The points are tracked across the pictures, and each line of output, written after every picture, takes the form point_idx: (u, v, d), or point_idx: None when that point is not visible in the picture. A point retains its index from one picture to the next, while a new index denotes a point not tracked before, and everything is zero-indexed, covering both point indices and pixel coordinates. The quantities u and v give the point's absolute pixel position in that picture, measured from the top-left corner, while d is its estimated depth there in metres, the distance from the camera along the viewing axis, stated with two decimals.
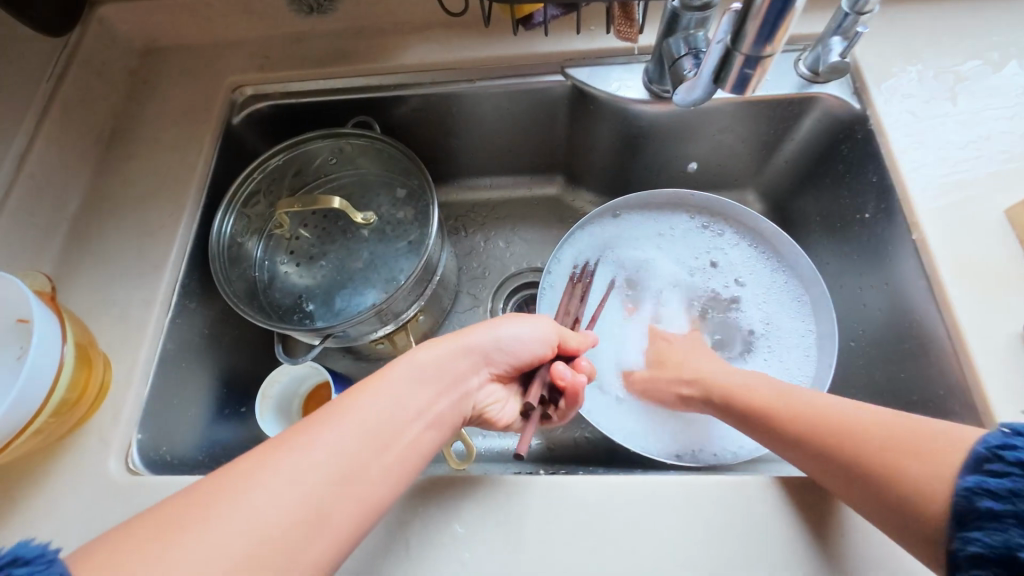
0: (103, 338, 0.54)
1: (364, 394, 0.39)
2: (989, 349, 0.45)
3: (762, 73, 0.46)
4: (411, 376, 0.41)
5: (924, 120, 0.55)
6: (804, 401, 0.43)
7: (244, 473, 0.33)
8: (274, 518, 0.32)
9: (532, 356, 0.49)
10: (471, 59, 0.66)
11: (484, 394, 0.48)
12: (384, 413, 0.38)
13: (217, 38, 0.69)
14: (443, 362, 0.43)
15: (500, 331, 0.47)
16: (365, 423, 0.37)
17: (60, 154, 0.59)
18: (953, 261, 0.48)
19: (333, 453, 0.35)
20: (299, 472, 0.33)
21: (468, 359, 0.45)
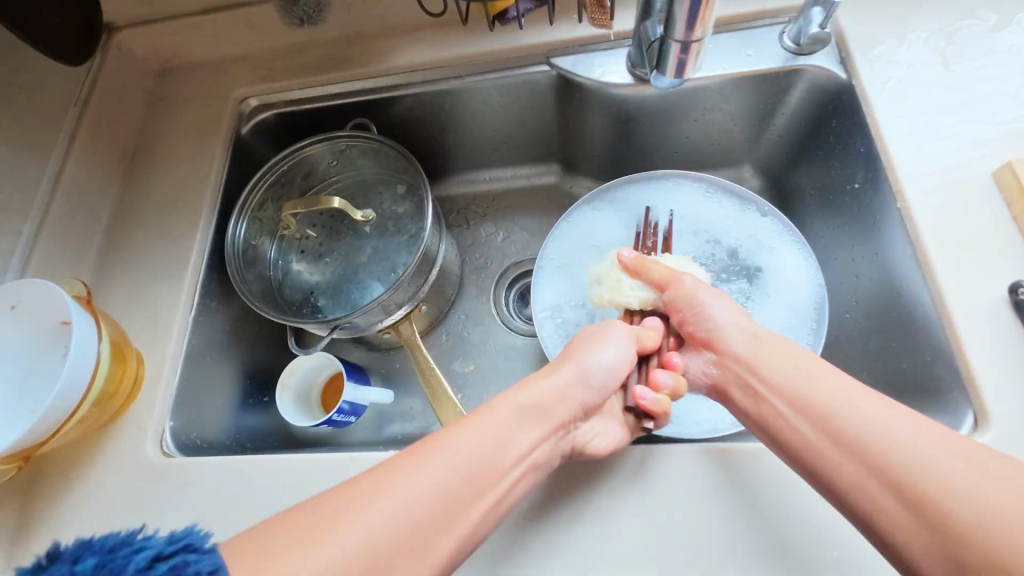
0: (136, 338, 0.60)
1: (470, 423, 0.43)
2: (972, 315, 0.45)
3: (698, 51, 0.49)
4: (567, 384, 0.48)
5: (912, 86, 0.54)
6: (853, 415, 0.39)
7: (438, 436, 0.42)
8: (449, 484, 0.39)
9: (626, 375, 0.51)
10: (459, 56, 0.68)
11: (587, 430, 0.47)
12: (544, 394, 0.46)
13: (223, 54, 0.73)
14: (547, 396, 0.46)
15: (593, 358, 0.49)
16: (524, 407, 0.45)
17: (92, 174, 0.65)
18: (938, 227, 0.48)
19: (453, 469, 0.39)
20: (470, 447, 0.41)
21: (615, 363, 0.50)
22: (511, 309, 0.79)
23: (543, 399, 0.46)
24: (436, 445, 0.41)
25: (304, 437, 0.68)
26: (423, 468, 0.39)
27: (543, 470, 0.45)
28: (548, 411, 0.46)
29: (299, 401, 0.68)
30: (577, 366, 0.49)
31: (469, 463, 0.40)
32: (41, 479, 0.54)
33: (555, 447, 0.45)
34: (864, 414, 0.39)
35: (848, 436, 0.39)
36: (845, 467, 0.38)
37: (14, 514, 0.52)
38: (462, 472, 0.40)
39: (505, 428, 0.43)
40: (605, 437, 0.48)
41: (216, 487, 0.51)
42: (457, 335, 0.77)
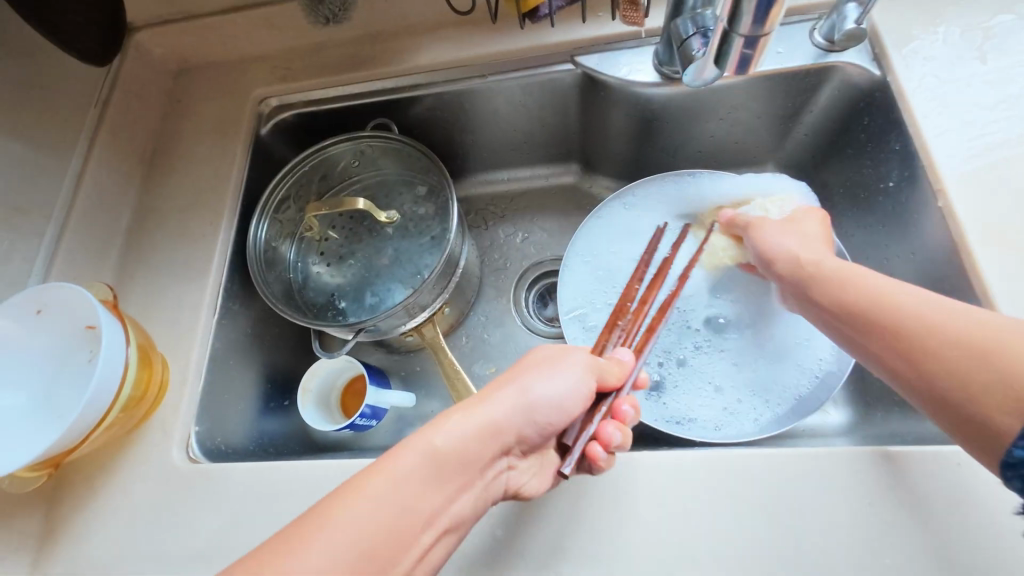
0: (158, 342, 0.59)
1: (385, 472, 0.36)
2: (1020, 316, 0.44)
3: (762, 46, 0.46)
4: (498, 420, 0.41)
5: (950, 82, 0.53)
6: (873, 290, 0.42)
7: (341, 491, 0.35)
8: (359, 555, 0.33)
9: (577, 410, 0.44)
10: (482, 55, 0.67)
11: (516, 473, 0.43)
12: (471, 434, 0.40)
13: (241, 54, 0.72)
14: (473, 436, 0.40)
15: (534, 392, 0.42)
16: (442, 454, 0.38)
17: (112, 176, 0.65)
18: (980, 226, 0.47)
19: (364, 532, 0.34)
20: (379, 508, 0.35)
21: (563, 393, 0.43)
22: (532, 311, 0.78)
23: (463, 444, 0.39)
24: (349, 496, 0.35)
25: (326, 441, 0.67)
26: (331, 530, 0.33)
27: (468, 521, 0.39)
28: (480, 455, 0.40)
29: (321, 405, 0.67)
30: (518, 393, 0.42)
31: (386, 521, 0.34)
32: (65, 484, 0.53)
33: (484, 493, 0.40)
34: (863, 284, 0.43)
35: (884, 311, 0.40)
36: (853, 327, 0.43)
37: (38, 521, 0.51)
38: (380, 533, 0.34)
39: (418, 481, 0.37)
40: (536, 481, 0.44)
41: (244, 493, 0.50)
42: (478, 337, 0.76)
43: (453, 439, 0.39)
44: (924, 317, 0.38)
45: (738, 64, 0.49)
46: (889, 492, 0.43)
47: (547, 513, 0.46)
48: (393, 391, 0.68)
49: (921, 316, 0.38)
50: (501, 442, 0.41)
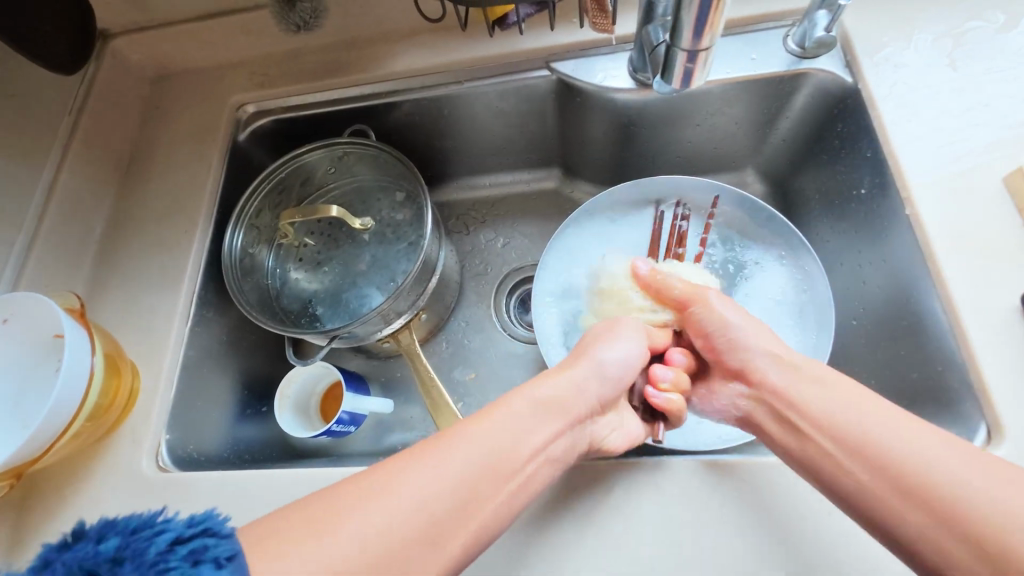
0: (131, 349, 0.59)
1: (483, 418, 0.43)
2: (985, 324, 0.43)
3: (705, 60, 0.46)
4: (582, 378, 0.49)
5: (919, 89, 0.53)
6: (880, 439, 0.40)
7: (451, 432, 0.41)
8: (464, 480, 0.38)
9: (635, 372, 0.53)
10: (458, 61, 0.67)
11: (597, 426, 0.49)
12: (558, 389, 0.47)
13: (219, 60, 0.72)
14: (558, 392, 0.47)
15: (600, 355, 0.51)
16: (541, 401, 0.46)
17: (86, 183, 0.64)
18: (947, 234, 0.47)
19: (464, 465, 0.39)
20: (483, 442, 0.41)
21: (629, 359, 0.52)
22: (512, 316, 0.78)
23: (557, 395, 0.46)
24: (442, 441, 0.40)
25: (303, 448, 0.67)
26: (437, 460, 0.39)
27: (551, 473, 0.44)
28: (565, 404, 0.46)
29: (297, 412, 0.67)
30: (590, 361, 0.50)
31: (483, 456, 0.40)
32: (35, 493, 0.53)
33: (570, 447, 0.45)
34: (870, 423, 0.41)
35: (873, 447, 0.40)
36: (846, 452, 0.41)
37: (7, 531, 0.51)
38: (481, 462, 0.40)
39: (520, 423, 0.43)
40: (617, 435, 0.50)
41: (212, 503, 0.50)
42: (458, 343, 0.76)
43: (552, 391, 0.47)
44: (929, 460, 0.37)
45: (684, 79, 0.48)
46: None
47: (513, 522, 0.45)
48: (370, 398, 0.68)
49: (927, 465, 0.37)
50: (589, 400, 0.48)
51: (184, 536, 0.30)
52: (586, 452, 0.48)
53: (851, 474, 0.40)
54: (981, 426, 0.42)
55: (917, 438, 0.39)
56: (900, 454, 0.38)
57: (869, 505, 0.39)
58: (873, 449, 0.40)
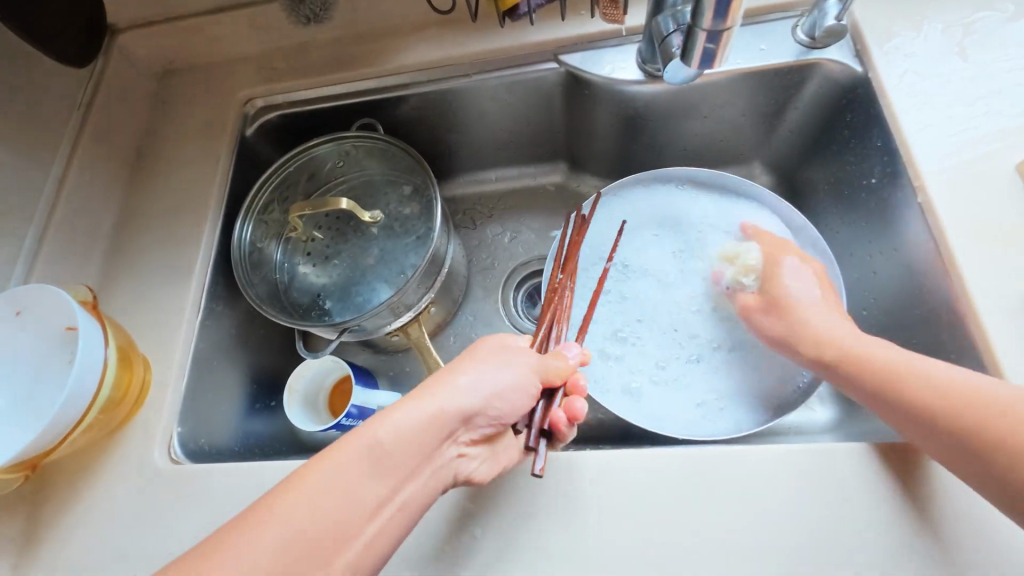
0: (141, 343, 0.59)
1: (322, 469, 0.36)
2: (999, 311, 0.43)
3: (725, 41, 0.47)
4: (440, 410, 0.40)
5: (930, 79, 0.53)
6: (909, 372, 0.42)
7: (284, 489, 0.35)
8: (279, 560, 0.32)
9: (519, 405, 0.43)
10: (467, 54, 0.67)
11: (464, 459, 0.42)
12: (410, 430, 0.38)
13: (226, 55, 0.72)
14: (406, 436, 0.38)
15: (471, 379, 0.42)
16: (385, 445, 0.38)
17: (94, 178, 0.64)
18: (959, 221, 0.47)
19: (293, 533, 0.33)
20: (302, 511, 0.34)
21: (506, 383, 0.43)
22: (519, 310, 0.78)
23: (404, 439, 0.38)
24: (278, 500, 0.34)
25: (312, 441, 0.67)
26: (267, 531, 0.33)
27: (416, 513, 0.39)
28: (414, 451, 0.38)
29: (306, 406, 0.67)
30: (461, 387, 0.41)
31: (319, 519, 0.34)
32: (46, 486, 0.53)
33: (422, 492, 0.39)
34: (876, 353, 0.45)
35: (885, 373, 0.43)
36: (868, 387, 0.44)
37: (20, 524, 0.51)
38: (314, 529, 0.34)
39: (361, 478, 0.36)
40: (485, 466, 0.44)
41: (225, 494, 0.50)
42: (466, 337, 0.76)
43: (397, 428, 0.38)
44: (951, 390, 0.40)
45: (702, 60, 0.49)
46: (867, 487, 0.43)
47: (527, 511, 0.46)
48: (380, 391, 0.68)
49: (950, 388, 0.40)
50: (447, 429, 0.40)
51: None
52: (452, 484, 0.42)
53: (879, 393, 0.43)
54: None
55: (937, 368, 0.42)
56: (937, 385, 0.41)
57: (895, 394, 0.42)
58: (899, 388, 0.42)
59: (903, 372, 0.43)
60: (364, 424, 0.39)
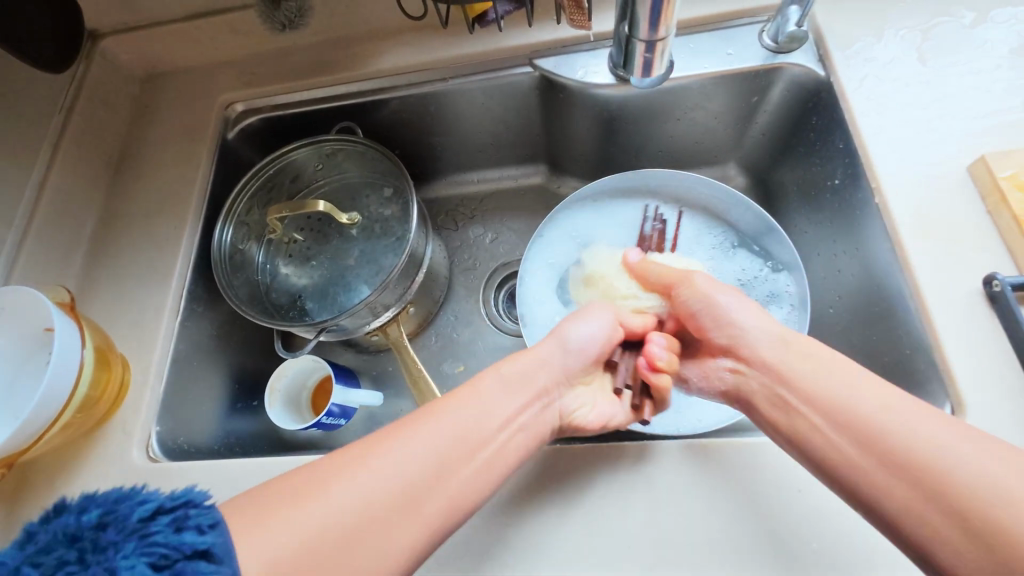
0: (121, 343, 0.60)
1: (456, 400, 0.45)
2: (950, 307, 0.44)
3: (661, 52, 0.53)
4: (541, 365, 0.50)
5: (889, 83, 0.55)
6: (891, 428, 0.38)
7: (403, 428, 0.42)
8: (400, 479, 0.38)
9: (608, 348, 0.55)
10: (443, 58, 0.68)
11: (568, 399, 0.51)
12: (524, 367, 0.49)
13: (207, 59, 0.73)
14: (523, 371, 0.49)
15: (576, 327, 0.53)
16: (507, 378, 0.48)
17: (76, 181, 0.65)
18: (913, 220, 0.48)
19: (429, 447, 0.41)
20: (424, 440, 0.41)
21: (592, 342, 0.53)
22: (499, 309, 0.79)
23: (521, 370, 0.49)
24: (416, 425, 0.42)
25: (293, 440, 0.68)
26: (405, 444, 0.40)
27: (525, 447, 0.46)
28: (528, 380, 0.49)
29: (287, 405, 0.68)
30: (560, 336, 0.52)
31: (450, 437, 0.42)
32: (27, 484, 0.54)
33: (532, 426, 0.47)
34: (855, 400, 0.40)
35: (874, 433, 0.38)
36: (851, 439, 0.39)
37: (0, 521, 0.52)
38: (448, 442, 0.41)
39: (487, 403, 0.45)
40: (592, 415, 0.52)
41: (200, 490, 0.51)
42: (446, 336, 0.77)
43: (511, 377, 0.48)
44: (941, 466, 0.35)
45: (643, 68, 0.55)
46: (824, 479, 0.44)
47: (494, 505, 0.47)
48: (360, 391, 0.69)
49: (951, 460, 0.35)
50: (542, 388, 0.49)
51: (164, 509, 0.32)
52: (560, 426, 0.51)
53: (848, 437, 0.39)
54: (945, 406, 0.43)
55: (919, 427, 0.37)
56: (935, 456, 0.36)
57: (885, 461, 0.37)
58: (887, 448, 0.37)
59: (884, 431, 0.38)
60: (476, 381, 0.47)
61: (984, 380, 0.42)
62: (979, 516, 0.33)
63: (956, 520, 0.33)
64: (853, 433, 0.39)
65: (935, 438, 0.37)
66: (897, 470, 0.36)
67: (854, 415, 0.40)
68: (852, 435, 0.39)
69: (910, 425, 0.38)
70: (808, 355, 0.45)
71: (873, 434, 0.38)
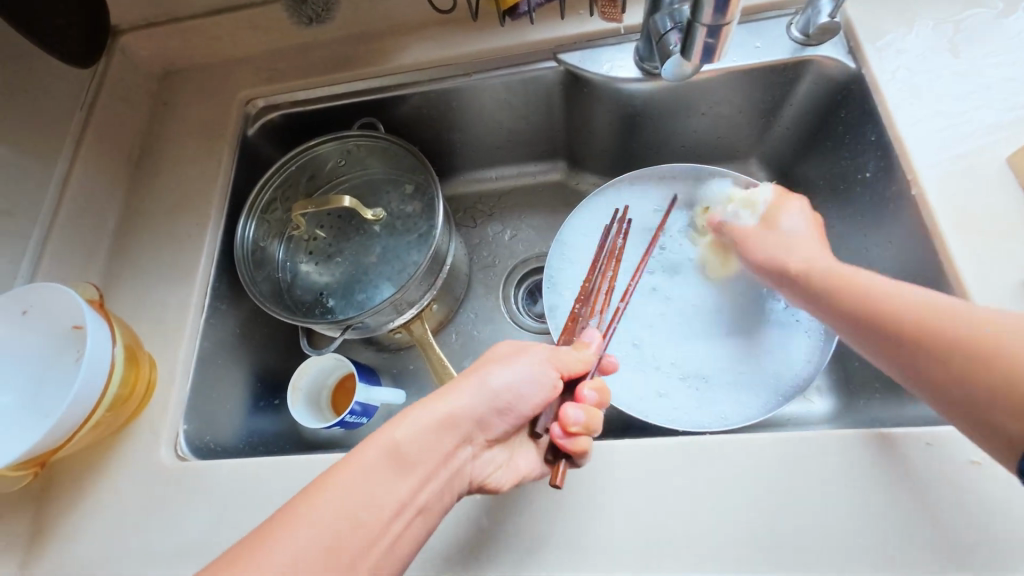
0: (145, 342, 0.59)
1: (350, 469, 0.37)
2: (993, 300, 0.44)
3: (725, 34, 0.48)
4: (455, 411, 0.42)
5: (922, 75, 0.54)
6: (867, 291, 0.45)
7: (323, 478, 0.37)
8: (327, 541, 0.34)
9: (539, 401, 0.44)
10: (466, 54, 0.68)
11: (480, 461, 0.43)
12: (422, 431, 0.40)
13: (227, 55, 0.73)
14: (420, 438, 0.40)
15: (493, 373, 0.43)
16: (399, 447, 0.39)
17: (96, 178, 0.65)
18: (953, 211, 0.47)
19: (324, 530, 0.34)
20: (351, 488, 0.36)
21: (519, 386, 0.43)
22: (521, 307, 0.79)
23: (417, 438, 0.40)
24: (312, 498, 0.35)
25: (316, 438, 0.67)
26: (296, 528, 0.34)
27: (433, 516, 0.40)
28: (427, 449, 0.40)
29: (309, 404, 0.67)
30: (478, 382, 0.43)
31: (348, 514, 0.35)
32: (53, 484, 0.53)
33: (441, 493, 0.40)
34: (869, 284, 0.45)
35: (885, 311, 0.43)
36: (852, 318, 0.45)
37: (26, 522, 0.52)
38: (348, 522, 0.35)
39: (382, 475, 0.37)
40: (505, 472, 0.45)
41: (230, 490, 0.51)
42: (468, 334, 0.77)
43: (408, 433, 0.40)
44: (915, 310, 0.41)
45: (702, 55, 0.51)
46: None
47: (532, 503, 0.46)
48: (383, 389, 0.68)
49: (926, 319, 0.40)
50: (463, 431, 0.42)
51: None
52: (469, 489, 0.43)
53: (852, 317, 0.45)
54: None
55: (920, 294, 0.42)
56: (909, 312, 0.41)
57: (870, 310, 0.44)
58: (883, 314, 0.43)
59: (886, 296, 0.44)
60: (377, 432, 0.40)
61: None
62: (972, 356, 0.37)
63: (922, 368, 0.40)
64: (852, 307, 0.45)
65: (925, 296, 0.42)
66: (888, 333, 0.42)
67: (846, 287, 0.46)
68: (837, 298, 0.47)
69: (910, 292, 0.43)
70: (859, 278, 0.46)
71: (873, 305, 0.44)
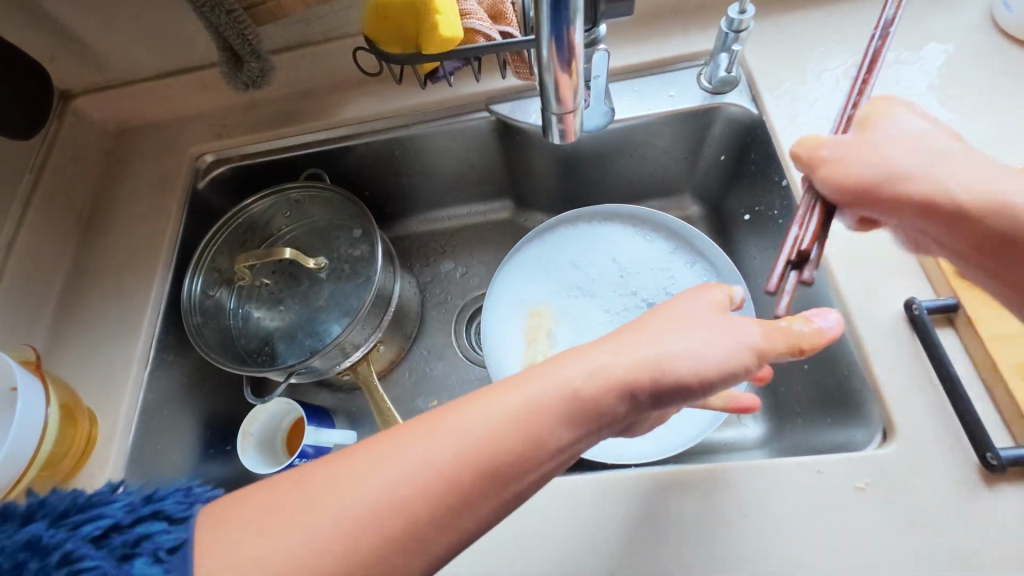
0: (89, 396, 0.60)
1: (424, 427, 0.33)
2: (878, 330, 0.47)
3: (579, 115, 0.47)
4: (638, 373, 0.33)
5: (815, 120, 0.59)
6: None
7: (440, 416, 0.33)
8: (380, 503, 0.30)
9: (735, 373, 0.35)
10: (405, 107, 0.72)
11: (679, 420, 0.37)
12: (542, 395, 0.33)
13: (178, 113, 0.76)
14: (540, 401, 0.33)
15: (685, 336, 0.35)
16: (526, 405, 0.32)
17: (46, 237, 0.67)
18: (839, 248, 0.51)
19: (392, 484, 0.30)
20: (477, 430, 0.32)
21: (713, 357, 0.34)
22: (472, 341, 0.81)
23: (564, 400, 0.33)
24: (379, 449, 0.32)
25: (265, 484, 0.67)
26: (350, 478, 0.31)
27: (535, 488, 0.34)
28: (577, 412, 0.33)
29: (260, 448, 0.67)
30: (665, 337, 0.35)
31: (431, 470, 0.31)
32: None
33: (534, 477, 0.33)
34: None
35: None
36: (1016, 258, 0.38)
37: None
38: (426, 480, 0.31)
39: (489, 436, 0.32)
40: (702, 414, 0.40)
41: None
42: (420, 371, 0.78)
43: (549, 389, 0.33)
44: None
45: (564, 132, 0.48)
46: None
47: None
48: (333, 430, 0.69)
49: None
50: (638, 400, 0.34)
51: (122, 523, 0.35)
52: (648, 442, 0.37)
53: (975, 242, 0.40)
54: (879, 427, 0.45)
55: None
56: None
57: (988, 219, 0.39)
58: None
59: None
60: (547, 366, 0.34)
61: (911, 400, 0.44)
62: None
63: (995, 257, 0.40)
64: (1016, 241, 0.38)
65: None
66: (992, 236, 0.39)
67: (998, 209, 0.38)
68: (985, 216, 0.39)
69: None
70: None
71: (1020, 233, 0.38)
